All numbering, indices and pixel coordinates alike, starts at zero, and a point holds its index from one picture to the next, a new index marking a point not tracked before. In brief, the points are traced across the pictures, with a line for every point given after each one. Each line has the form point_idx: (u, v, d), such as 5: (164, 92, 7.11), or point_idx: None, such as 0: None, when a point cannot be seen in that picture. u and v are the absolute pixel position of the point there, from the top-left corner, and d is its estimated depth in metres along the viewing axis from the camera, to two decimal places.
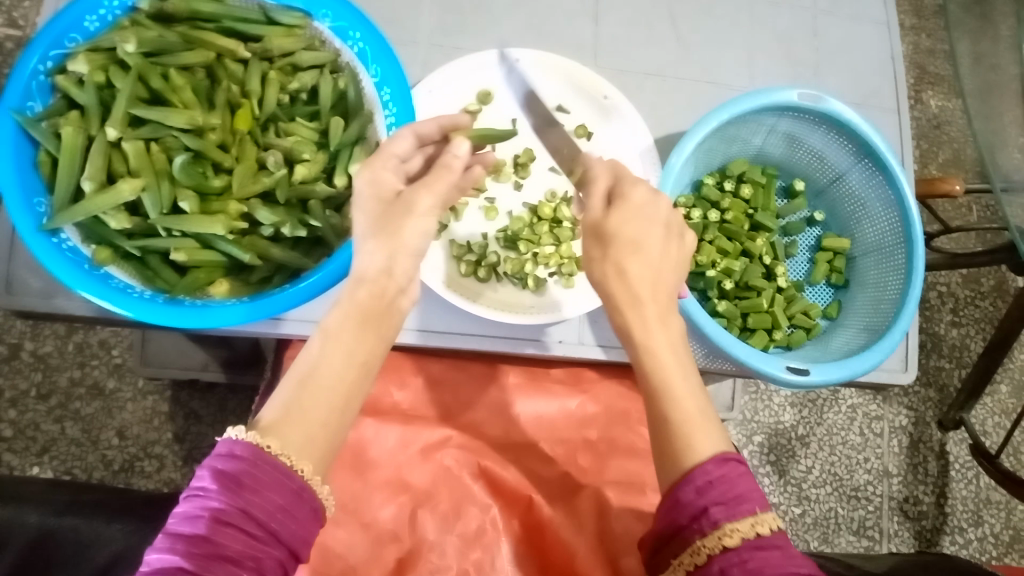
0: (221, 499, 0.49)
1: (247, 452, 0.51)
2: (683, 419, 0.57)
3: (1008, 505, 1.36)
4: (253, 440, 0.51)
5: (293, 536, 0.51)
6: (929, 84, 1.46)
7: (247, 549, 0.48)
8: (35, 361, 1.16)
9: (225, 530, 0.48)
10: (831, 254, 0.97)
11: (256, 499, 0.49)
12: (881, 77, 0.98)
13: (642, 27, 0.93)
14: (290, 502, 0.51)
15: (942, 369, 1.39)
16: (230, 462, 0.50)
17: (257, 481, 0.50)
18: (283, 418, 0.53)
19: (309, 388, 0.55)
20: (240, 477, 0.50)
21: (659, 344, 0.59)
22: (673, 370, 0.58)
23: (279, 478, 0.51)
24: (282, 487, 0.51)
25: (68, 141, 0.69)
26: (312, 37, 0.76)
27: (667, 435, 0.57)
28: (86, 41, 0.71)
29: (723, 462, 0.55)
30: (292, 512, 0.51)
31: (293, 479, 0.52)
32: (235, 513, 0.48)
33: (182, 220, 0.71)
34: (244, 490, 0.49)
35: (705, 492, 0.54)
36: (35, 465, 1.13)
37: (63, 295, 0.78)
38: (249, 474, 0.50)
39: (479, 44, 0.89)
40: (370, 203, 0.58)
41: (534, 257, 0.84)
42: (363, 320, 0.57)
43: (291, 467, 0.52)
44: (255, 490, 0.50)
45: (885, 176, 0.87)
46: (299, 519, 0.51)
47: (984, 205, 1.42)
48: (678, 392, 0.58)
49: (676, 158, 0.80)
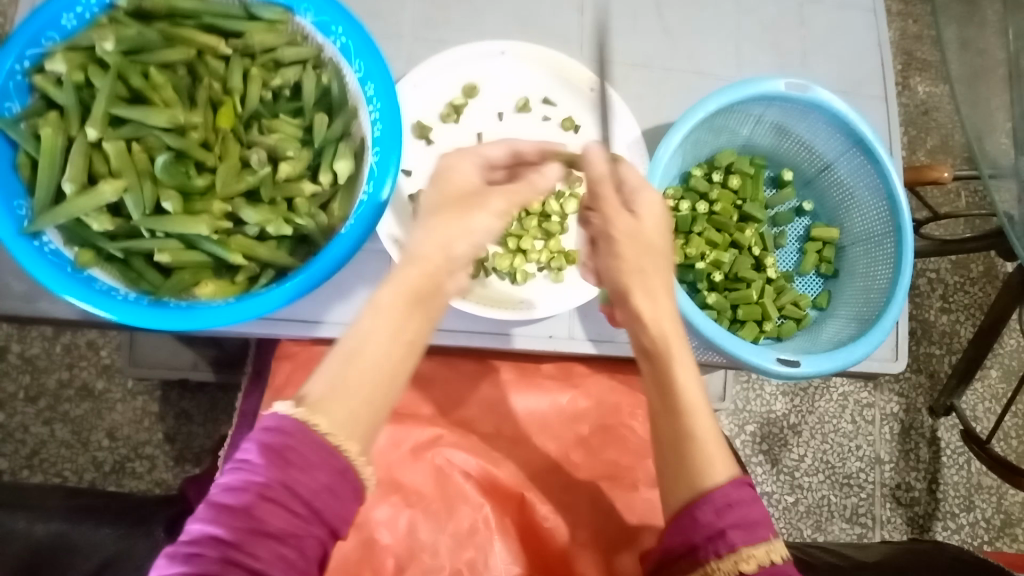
0: (269, 472, 0.48)
1: (293, 427, 0.49)
2: (699, 434, 0.58)
3: (999, 489, 1.37)
4: (299, 416, 0.50)
5: (336, 516, 0.50)
6: (916, 70, 1.46)
7: (288, 527, 0.47)
8: (23, 363, 1.15)
9: (267, 507, 0.47)
10: (821, 244, 0.96)
11: (303, 477, 0.48)
12: (868, 65, 0.97)
13: (629, 17, 0.92)
14: (335, 481, 0.50)
15: (933, 355, 1.40)
16: (278, 436, 0.49)
17: (304, 458, 0.49)
18: (332, 395, 0.51)
19: (356, 364, 0.53)
20: (286, 452, 0.49)
21: (675, 357, 0.60)
22: (686, 382, 0.60)
23: (326, 456, 0.49)
24: (328, 466, 0.49)
25: (47, 142, 0.68)
26: (294, 32, 0.76)
27: (680, 450, 0.58)
28: (64, 39, 0.70)
29: (742, 487, 0.56)
30: (337, 492, 0.50)
31: (338, 458, 0.50)
32: (280, 488, 0.48)
33: (165, 221, 0.70)
34: (290, 467, 0.48)
35: (724, 515, 0.55)
36: (25, 468, 1.12)
37: (47, 299, 0.77)
38: (296, 449, 0.49)
39: (464, 38, 0.88)
40: (442, 186, 0.60)
41: (523, 252, 0.83)
42: (411, 296, 0.55)
43: (337, 446, 0.50)
44: (301, 467, 0.49)
45: (871, 164, 0.87)
46: (343, 498, 0.50)
47: (972, 191, 1.42)
48: (690, 405, 0.59)
49: (664, 149, 0.79)
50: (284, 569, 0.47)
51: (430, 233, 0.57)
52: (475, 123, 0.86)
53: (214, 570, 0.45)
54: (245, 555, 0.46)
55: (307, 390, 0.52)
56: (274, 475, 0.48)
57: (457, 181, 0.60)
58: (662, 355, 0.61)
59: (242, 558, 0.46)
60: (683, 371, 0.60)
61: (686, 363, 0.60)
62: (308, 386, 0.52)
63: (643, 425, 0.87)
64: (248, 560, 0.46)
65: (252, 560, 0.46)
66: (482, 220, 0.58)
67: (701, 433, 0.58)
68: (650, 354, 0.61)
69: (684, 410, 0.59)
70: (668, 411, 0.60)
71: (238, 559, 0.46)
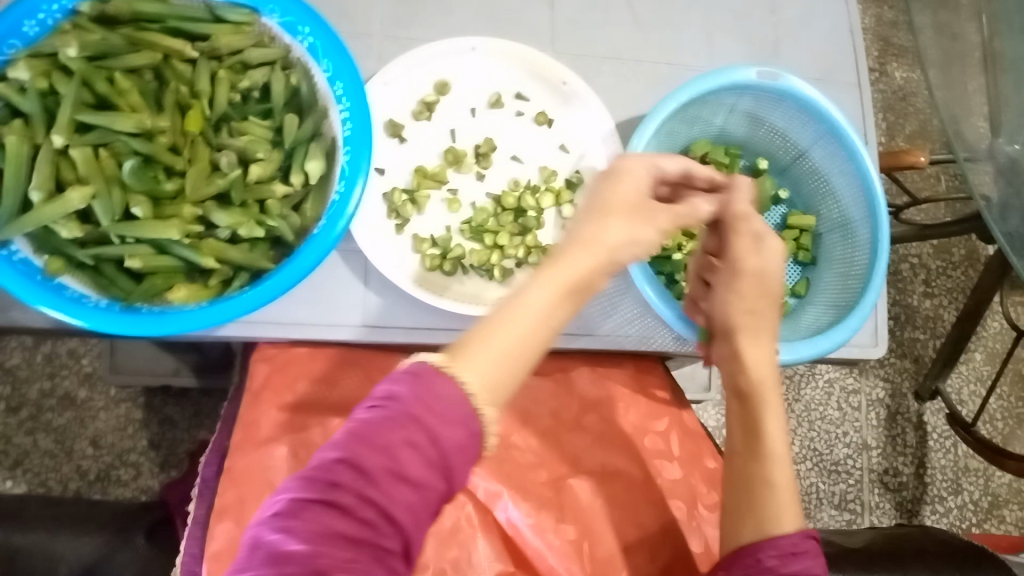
0: (412, 415, 0.48)
1: (432, 374, 0.50)
2: (775, 482, 0.66)
3: (986, 471, 1.38)
4: (444, 366, 0.51)
5: (457, 476, 0.50)
6: (893, 55, 1.46)
7: (420, 477, 0.47)
8: (3, 373, 1.14)
9: (406, 451, 0.47)
10: (798, 232, 0.95)
11: (441, 426, 0.48)
12: (840, 51, 0.97)
13: (600, 10, 0.92)
14: (467, 440, 0.50)
15: (917, 340, 1.40)
16: (422, 381, 0.49)
17: (445, 408, 0.49)
18: (477, 352, 0.52)
19: (508, 332, 0.54)
20: (428, 398, 0.49)
21: (769, 406, 0.69)
22: (774, 431, 0.68)
23: (464, 412, 0.50)
24: (464, 425, 0.50)
25: (12, 150, 0.67)
26: (261, 33, 0.75)
27: (751, 490, 0.66)
28: (27, 47, 0.70)
29: (808, 539, 0.63)
30: (466, 452, 0.50)
31: (473, 420, 0.50)
32: (417, 430, 0.48)
33: (134, 226, 0.70)
34: (430, 414, 0.48)
35: (789, 562, 0.61)
36: (9, 479, 1.12)
37: (18, 309, 0.76)
38: (435, 398, 0.49)
39: (435, 34, 0.88)
40: (614, 182, 0.62)
41: (500, 249, 0.83)
42: (569, 284, 0.57)
43: (472, 394, 0.50)
44: (440, 417, 0.49)
45: (845, 151, 0.87)
46: (467, 461, 0.50)
47: (952, 175, 1.42)
48: (777, 454, 0.68)
49: (638, 141, 0.79)
50: (406, 516, 0.47)
51: (605, 229, 0.59)
52: (448, 119, 0.86)
53: (346, 503, 0.45)
54: (380, 491, 0.46)
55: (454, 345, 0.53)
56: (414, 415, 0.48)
57: (633, 176, 0.63)
58: (756, 398, 0.69)
59: (378, 493, 0.46)
60: (773, 420, 0.69)
61: (778, 415, 0.69)
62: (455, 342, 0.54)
63: (624, 417, 0.87)
64: (380, 501, 0.46)
65: (382, 503, 0.46)
66: (637, 231, 0.60)
67: (780, 479, 0.66)
68: (745, 396, 0.69)
69: (766, 456, 0.67)
70: (756, 454, 0.68)
71: (369, 499, 0.46)
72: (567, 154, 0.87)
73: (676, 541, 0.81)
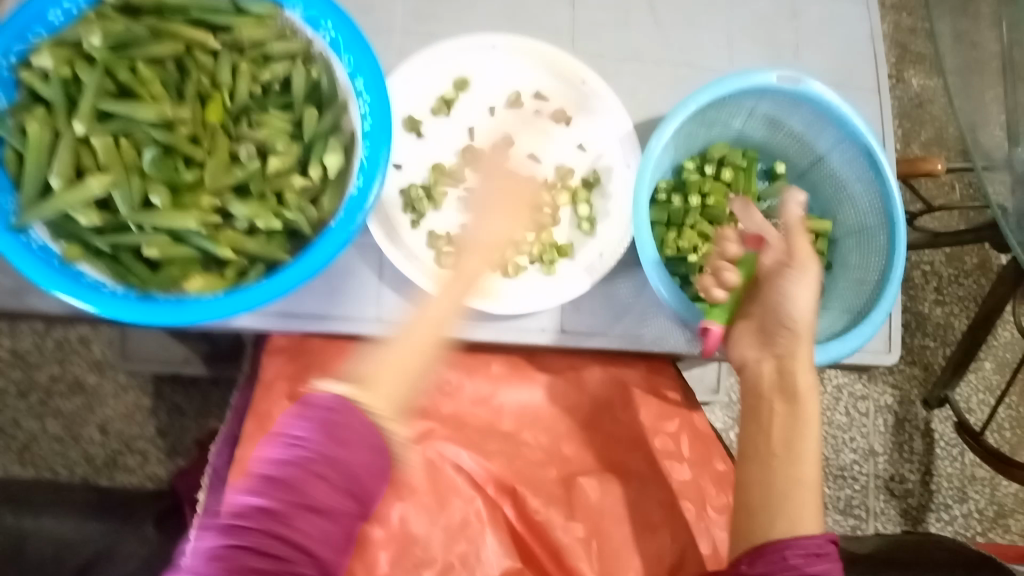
0: (320, 452, 0.56)
1: (345, 408, 0.58)
2: (804, 483, 0.73)
3: (992, 480, 1.37)
4: (348, 395, 0.59)
5: (367, 497, 0.59)
6: (910, 62, 1.45)
7: (328, 504, 0.56)
8: (14, 357, 1.14)
9: (318, 485, 0.56)
10: (814, 236, 0.93)
11: (348, 457, 0.57)
12: (860, 56, 0.97)
13: (621, 10, 0.91)
14: (375, 457, 0.59)
15: (927, 347, 1.40)
16: (338, 417, 0.58)
17: (351, 437, 0.57)
18: (382, 373, 0.61)
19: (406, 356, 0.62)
20: (342, 432, 0.57)
21: (809, 416, 0.75)
22: (809, 440, 0.75)
23: (370, 435, 0.58)
24: (371, 448, 0.58)
25: (34, 137, 0.68)
26: (284, 27, 0.75)
27: (780, 494, 0.72)
28: (50, 35, 0.70)
29: (830, 544, 0.70)
30: (377, 475, 0.59)
31: (378, 437, 0.59)
32: (333, 467, 0.57)
33: (153, 215, 0.70)
34: (340, 447, 0.57)
35: (812, 563, 0.68)
36: (17, 463, 1.13)
37: (34, 294, 0.77)
38: (350, 430, 0.57)
39: (455, 30, 0.88)
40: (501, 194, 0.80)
41: (515, 246, 0.83)
42: (419, 338, 0.72)
43: (383, 419, 0.60)
44: (347, 446, 0.57)
45: (863, 156, 0.87)
46: (376, 478, 0.59)
47: (966, 183, 1.42)
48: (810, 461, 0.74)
49: (656, 142, 0.79)
50: (319, 538, 0.56)
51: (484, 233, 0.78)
52: (466, 117, 0.86)
53: (263, 540, 0.54)
54: (306, 511, 0.55)
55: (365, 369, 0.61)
56: (329, 457, 0.56)
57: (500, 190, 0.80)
58: (797, 402, 0.75)
59: (312, 511, 0.55)
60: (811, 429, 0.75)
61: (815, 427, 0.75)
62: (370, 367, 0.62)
63: (635, 417, 0.86)
64: (295, 530, 0.55)
65: (297, 531, 0.55)
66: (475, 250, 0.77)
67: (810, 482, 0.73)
68: (791, 400, 0.75)
69: (797, 460, 0.74)
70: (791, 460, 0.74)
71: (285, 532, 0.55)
72: (584, 154, 0.87)
73: (685, 541, 0.80)
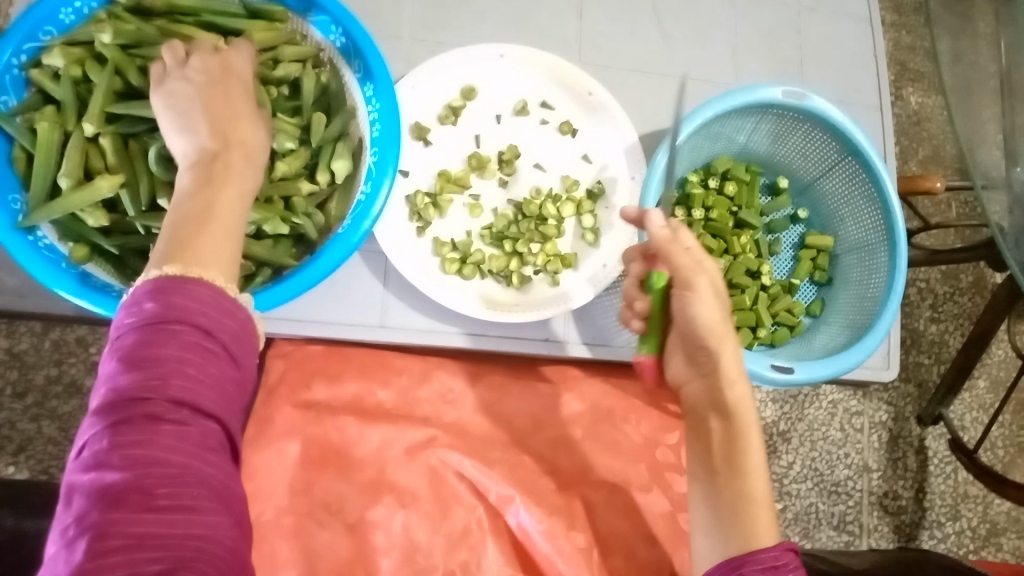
0: (166, 319, 0.45)
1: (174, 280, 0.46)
2: (756, 495, 0.60)
3: (985, 499, 1.38)
4: (161, 273, 0.47)
5: (241, 354, 0.48)
6: (909, 80, 1.47)
7: (206, 361, 0.45)
8: (10, 358, 1.13)
9: (176, 344, 0.44)
10: (815, 252, 0.97)
11: (201, 316, 0.46)
12: (863, 74, 0.98)
13: (627, 23, 0.92)
14: (237, 330, 0.48)
15: (922, 364, 1.40)
16: (167, 282, 0.46)
17: (197, 297, 0.46)
18: (196, 237, 0.50)
19: (196, 225, 0.51)
20: (181, 293, 0.46)
21: (750, 424, 0.63)
22: (754, 448, 0.62)
23: (215, 296, 0.47)
24: (228, 320, 0.48)
25: (43, 137, 0.68)
26: (294, 31, 0.76)
27: (732, 509, 0.59)
28: (61, 34, 0.70)
29: (789, 552, 0.55)
30: (240, 340, 0.49)
31: (237, 312, 0.49)
32: (186, 331, 0.45)
33: (161, 219, 0.70)
34: (178, 300, 0.46)
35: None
36: (11, 465, 1.12)
37: (40, 295, 0.77)
38: (190, 289, 0.46)
39: (463, 40, 0.88)
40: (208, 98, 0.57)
41: (518, 255, 0.84)
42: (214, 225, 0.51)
43: (223, 288, 0.48)
44: (196, 306, 0.46)
45: (866, 173, 0.88)
46: (242, 343, 0.49)
47: (963, 202, 1.43)
48: (753, 468, 0.61)
49: (662, 156, 0.80)
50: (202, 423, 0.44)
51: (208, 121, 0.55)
52: (473, 125, 0.86)
53: (138, 430, 0.42)
54: (179, 397, 0.43)
55: (161, 251, 0.49)
56: (191, 326, 0.45)
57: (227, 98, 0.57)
58: (733, 417, 0.64)
59: (182, 394, 0.44)
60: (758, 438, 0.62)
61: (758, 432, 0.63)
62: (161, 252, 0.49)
63: (637, 429, 0.87)
64: (173, 412, 0.43)
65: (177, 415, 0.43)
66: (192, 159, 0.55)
67: (760, 493, 0.60)
68: (726, 414, 0.64)
69: (743, 471, 0.61)
70: (733, 470, 0.61)
71: (161, 414, 0.43)
72: (589, 164, 0.88)
73: (683, 553, 0.81)
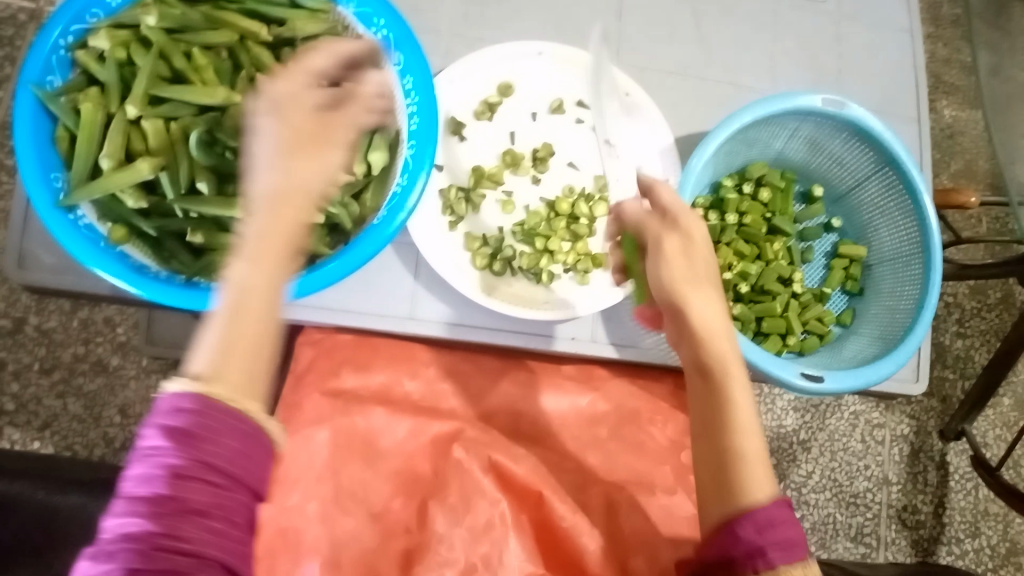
0: (179, 458, 0.43)
1: (196, 402, 0.45)
2: (745, 453, 0.57)
3: (1006, 517, 1.36)
4: (199, 390, 0.45)
5: (261, 479, 0.46)
6: (943, 93, 1.45)
7: (215, 499, 0.43)
8: (39, 335, 1.15)
9: (188, 484, 0.43)
10: (847, 261, 0.96)
11: (215, 446, 0.44)
12: (901, 85, 0.97)
13: (666, 25, 0.92)
14: (249, 447, 0.46)
15: (946, 379, 1.39)
16: (180, 412, 0.44)
17: (211, 428, 0.44)
18: (225, 356, 0.47)
19: (242, 324, 0.48)
20: (193, 428, 0.44)
21: (733, 379, 0.59)
22: (741, 403, 0.59)
23: (232, 424, 0.45)
24: (237, 431, 0.45)
25: (87, 117, 0.68)
26: (336, 21, 0.75)
27: (725, 470, 0.57)
28: (108, 17, 0.70)
29: (783, 506, 0.55)
30: (256, 462, 0.46)
31: (248, 424, 0.46)
32: (195, 467, 0.43)
33: (200, 202, 0.71)
34: (198, 439, 0.44)
35: (765, 533, 0.54)
36: (37, 440, 1.13)
37: (76, 274, 0.78)
38: (201, 423, 0.44)
39: (501, 36, 0.88)
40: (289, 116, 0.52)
41: (549, 253, 0.83)
42: (278, 256, 0.50)
43: (243, 412, 0.46)
44: (212, 439, 0.44)
45: (903, 184, 0.87)
46: (260, 464, 0.46)
47: (994, 217, 1.41)
48: (743, 426, 0.58)
49: (698, 160, 0.79)
50: (220, 543, 0.43)
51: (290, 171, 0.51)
52: (509, 122, 0.86)
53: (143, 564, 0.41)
54: (185, 541, 0.42)
55: (195, 363, 0.47)
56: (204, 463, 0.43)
57: (294, 100, 0.53)
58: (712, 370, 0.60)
59: (190, 541, 0.42)
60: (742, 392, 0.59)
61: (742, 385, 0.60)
62: (197, 360, 0.47)
63: (662, 432, 0.87)
64: (180, 546, 0.42)
65: (184, 545, 0.42)
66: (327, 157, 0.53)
67: (750, 451, 0.57)
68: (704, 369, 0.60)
69: (731, 430, 0.58)
70: (718, 427, 0.58)
71: (167, 546, 0.42)
72: None
73: None
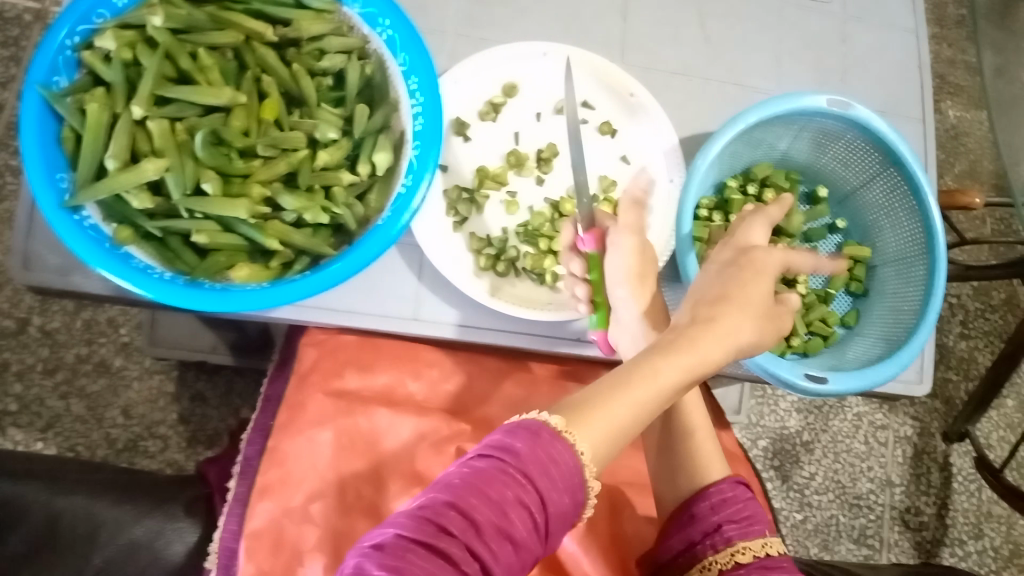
0: (521, 469, 0.53)
1: (524, 437, 0.54)
2: (695, 433, 0.73)
3: (1009, 519, 1.36)
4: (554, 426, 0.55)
5: (559, 508, 0.54)
6: (948, 94, 1.45)
7: (480, 526, 0.51)
8: (42, 336, 1.15)
9: (450, 511, 0.51)
10: (852, 262, 0.95)
11: (541, 473, 0.53)
12: (906, 86, 0.97)
13: (672, 26, 0.92)
14: (564, 476, 0.54)
15: (949, 380, 1.39)
16: (511, 442, 0.54)
17: (542, 463, 0.53)
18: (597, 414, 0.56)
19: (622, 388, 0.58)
20: (522, 455, 0.53)
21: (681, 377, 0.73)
22: (688, 393, 0.74)
23: (552, 456, 0.54)
24: (561, 474, 0.54)
25: (92, 117, 0.68)
26: (341, 21, 0.75)
27: (679, 448, 0.72)
28: (114, 17, 0.70)
29: (735, 486, 0.68)
30: (555, 484, 0.54)
31: (568, 461, 0.54)
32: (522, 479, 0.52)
33: (205, 203, 0.71)
34: (534, 468, 0.53)
35: (719, 509, 0.67)
36: (39, 441, 1.13)
37: (80, 273, 0.78)
38: (523, 449, 0.54)
39: (506, 37, 0.88)
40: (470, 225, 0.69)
41: (554, 254, 0.83)
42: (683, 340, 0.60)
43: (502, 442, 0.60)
44: (547, 468, 0.53)
45: (908, 185, 0.87)
46: (561, 490, 0.54)
47: (998, 218, 1.41)
48: (691, 411, 0.73)
49: (702, 158, 0.79)
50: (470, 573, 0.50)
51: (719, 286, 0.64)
52: (513, 122, 0.86)
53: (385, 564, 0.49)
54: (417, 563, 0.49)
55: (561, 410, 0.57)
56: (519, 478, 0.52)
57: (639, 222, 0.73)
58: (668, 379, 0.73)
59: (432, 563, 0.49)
60: (687, 387, 0.74)
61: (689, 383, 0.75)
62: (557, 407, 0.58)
63: None
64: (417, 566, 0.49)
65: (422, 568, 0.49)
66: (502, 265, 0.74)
67: (698, 430, 0.72)
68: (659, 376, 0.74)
69: (679, 414, 0.73)
70: (671, 415, 0.73)
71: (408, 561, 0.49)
72: (628, 165, 0.88)
73: None
